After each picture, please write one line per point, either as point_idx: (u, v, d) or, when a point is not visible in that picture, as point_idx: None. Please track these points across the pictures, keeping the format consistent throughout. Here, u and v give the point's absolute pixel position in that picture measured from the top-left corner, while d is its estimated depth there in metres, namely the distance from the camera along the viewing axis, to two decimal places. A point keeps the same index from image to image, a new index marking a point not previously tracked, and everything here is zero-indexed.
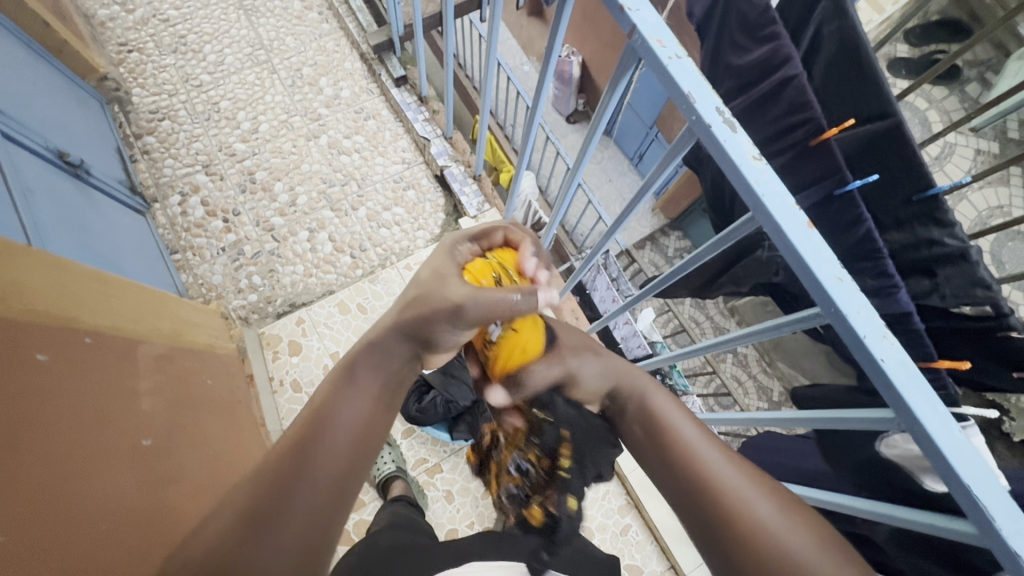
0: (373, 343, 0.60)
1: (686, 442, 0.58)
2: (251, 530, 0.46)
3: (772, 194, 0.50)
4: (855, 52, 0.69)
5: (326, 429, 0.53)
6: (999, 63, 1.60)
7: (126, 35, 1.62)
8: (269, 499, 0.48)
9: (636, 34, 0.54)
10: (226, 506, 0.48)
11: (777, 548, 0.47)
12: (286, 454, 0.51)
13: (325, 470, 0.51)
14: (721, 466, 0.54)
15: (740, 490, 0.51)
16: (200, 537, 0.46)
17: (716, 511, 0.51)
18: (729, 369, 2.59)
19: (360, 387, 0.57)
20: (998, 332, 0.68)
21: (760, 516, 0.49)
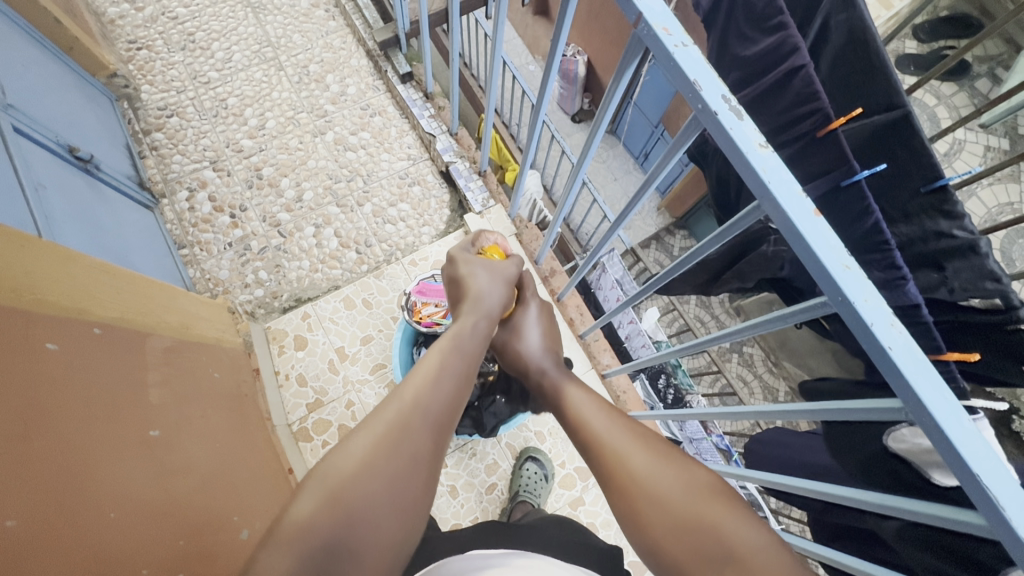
0: (467, 324, 0.70)
1: (580, 418, 0.66)
2: (387, 456, 0.51)
3: (779, 181, 0.50)
4: (862, 43, 0.69)
5: (442, 381, 0.59)
6: (1009, 59, 1.59)
7: (135, 33, 1.63)
8: (404, 432, 0.53)
9: (642, 23, 0.55)
10: (367, 428, 0.53)
11: (647, 487, 0.54)
12: (414, 397, 0.56)
13: (442, 418, 0.57)
14: (606, 430, 0.62)
15: (614, 444, 0.59)
16: (344, 455, 0.50)
17: (604, 465, 0.59)
18: (735, 368, 2.57)
19: (462, 352, 0.65)
20: (1007, 326, 0.67)
21: (634, 463, 0.56)
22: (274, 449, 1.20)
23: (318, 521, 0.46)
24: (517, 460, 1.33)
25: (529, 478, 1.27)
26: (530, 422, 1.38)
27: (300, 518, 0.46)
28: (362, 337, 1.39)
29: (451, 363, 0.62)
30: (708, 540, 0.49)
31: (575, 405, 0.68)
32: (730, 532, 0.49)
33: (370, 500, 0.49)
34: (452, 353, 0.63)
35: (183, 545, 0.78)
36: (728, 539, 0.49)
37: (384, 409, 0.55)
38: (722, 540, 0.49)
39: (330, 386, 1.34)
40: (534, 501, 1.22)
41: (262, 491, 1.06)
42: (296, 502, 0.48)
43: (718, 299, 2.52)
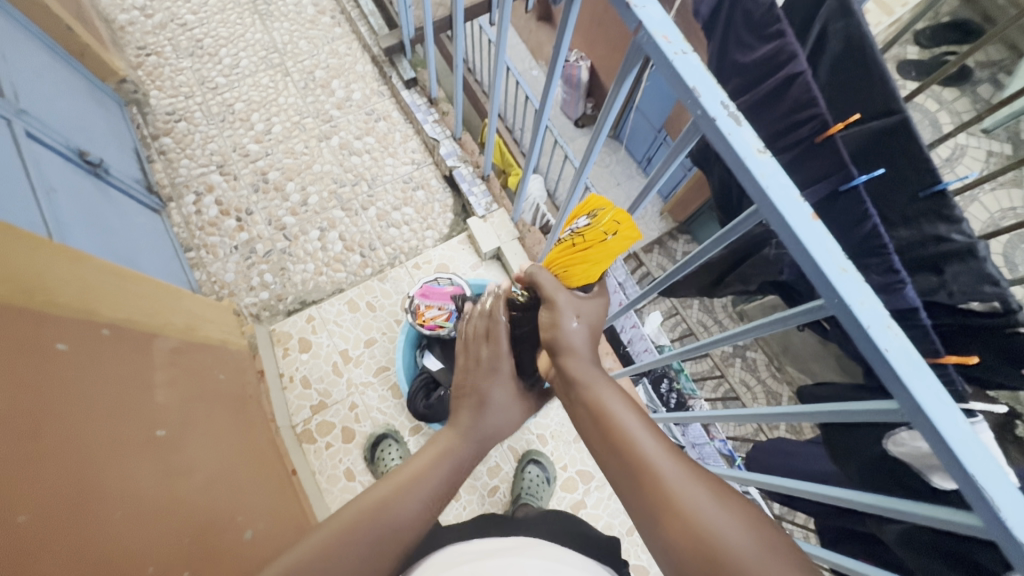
0: (472, 431, 0.69)
1: (623, 428, 0.58)
2: (350, 547, 0.55)
3: (777, 186, 0.51)
4: (858, 50, 0.70)
5: (430, 482, 0.62)
6: (1011, 64, 1.59)
7: (144, 39, 1.66)
8: (374, 527, 0.57)
9: (642, 31, 0.56)
10: (340, 519, 0.57)
11: (706, 531, 0.48)
12: (396, 496, 0.59)
13: (417, 520, 0.60)
14: (656, 454, 0.55)
15: (668, 475, 0.53)
16: (313, 542, 0.55)
17: (655, 500, 0.52)
18: (738, 373, 2.56)
19: (458, 458, 0.66)
20: (1007, 329, 0.67)
21: (693, 501, 0.50)
22: (278, 451, 1.21)
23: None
24: (519, 463, 1.34)
25: (531, 481, 1.27)
26: (532, 424, 1.38)
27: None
28: (365, 339, 1.40)
29: (447, 459, 0.65)
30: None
31: (619, 420, 0.60)
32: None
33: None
34: (451, 452, 0.66)
35: (188, 543, 0.79)
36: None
37: (365, 498, 0.59)
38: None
39: (333, 388, 1.35)
40: (535, 501, 1.22)
41: (266, 491, 1.07)
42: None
43: (721, 303, 2.52)
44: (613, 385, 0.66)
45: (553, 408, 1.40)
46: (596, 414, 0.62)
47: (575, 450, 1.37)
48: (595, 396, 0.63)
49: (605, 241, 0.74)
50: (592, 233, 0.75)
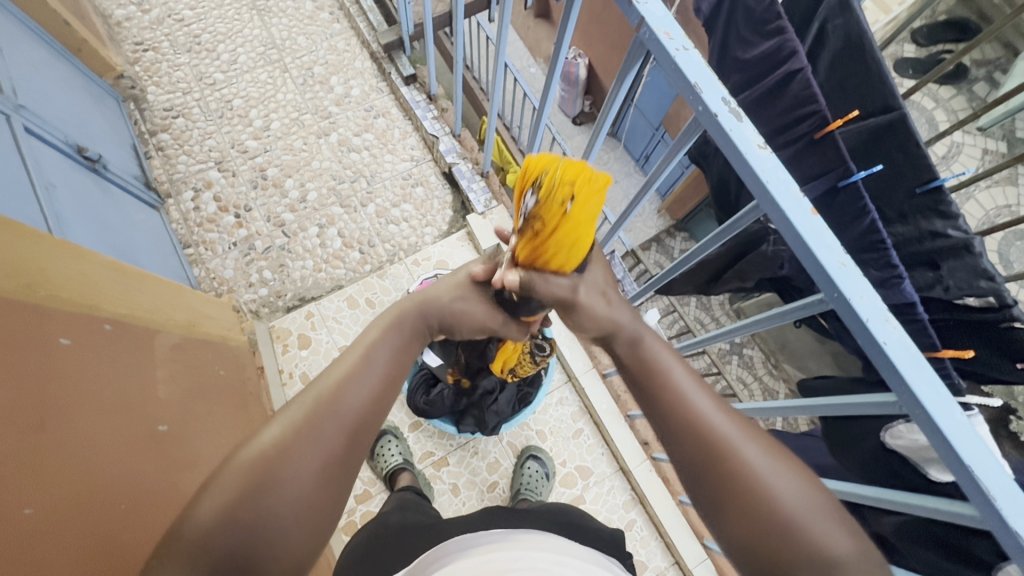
0: (399, 318, 0.64)
1: (678, 386, 0.58)
2: (298, 449, 0.51)
3: (777, 182, 0.51)
4: (857, 47, 0.70)
5: (363, 376, 0.58)
6: (1007, 63, 1.60)
7: (141, 34, 1.65)
8: (318, 429, 0.53)
9: (644, 28, 0.56)
10: (277, 424, 0.53)
11: (760, 485, 0.51)
12: (332, 393, 0.55)
13: (361, 413, 0.56)
14: (711, 410, 0.55)
15: (724, 431, 0.54)
16: (253, 447, 0.50)
17: (711, 457, 0.53)
18: (735, 370, 2.49)
19: (392, 344, 0.62)
20: (1001, 323, 0.69)
21: (746, 458, 0.52)
22: None
23: (220, 525, 0.47)
24: (518, 459, 1.34)
25: (530, 476, 1.28)
26: (532, 421, 1.39)
27: (200, 524, 0.46)
28: None
29: (380, 349, 0.61)
30: (801, 554, 0.47)
31: (669, 372, 0.59)
32: (830, 544, 0.47)
33: (285, 494, 0.49)
34: (383, 341, 0.62)
35: None
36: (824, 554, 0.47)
37: (297, 404, 0.54)
38: (824, 551, 0.47)
39: None
40: (534, 497, 1.24)
41: None
42: (202, 497, 0.48)
43: (718, 300, 2.53)
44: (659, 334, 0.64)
45: (552, 404, 1.40)
46: (645, 371, 0.60)
47: (575, 445, 1.38)
48: (643, 354, 0.61)
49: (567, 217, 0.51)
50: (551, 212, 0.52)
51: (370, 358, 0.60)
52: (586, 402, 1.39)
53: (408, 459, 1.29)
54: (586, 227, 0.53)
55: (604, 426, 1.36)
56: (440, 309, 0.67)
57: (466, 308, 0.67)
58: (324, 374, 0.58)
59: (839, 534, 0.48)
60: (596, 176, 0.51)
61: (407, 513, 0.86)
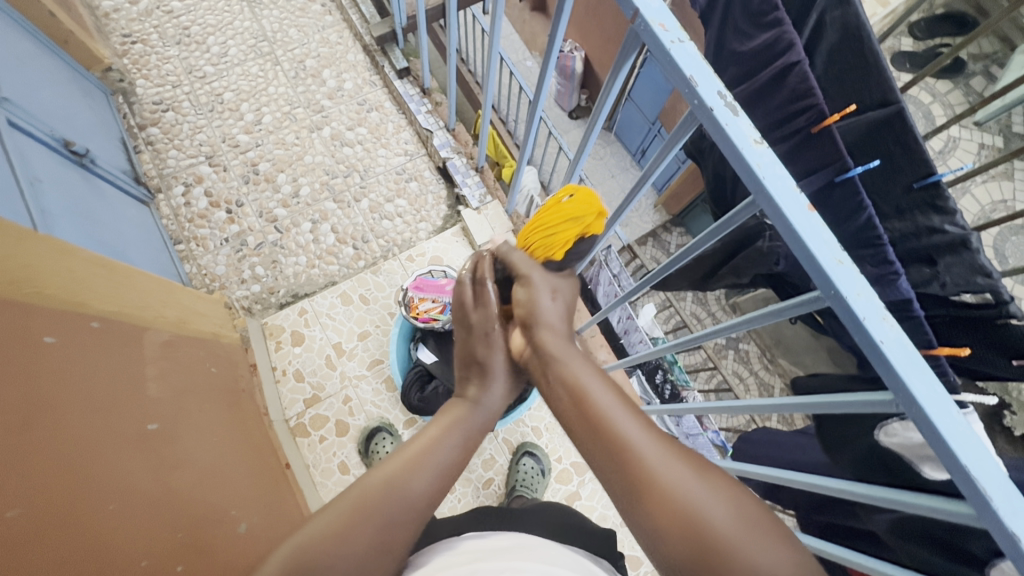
0: (467, 414, 0.66)
1: (601, 408, 0.58)
2: (360, 532, 0.52)
3: (773, 177, 0.51)
4: (856, 39, 0.69)
5: (432, 463, 0.59)
6: (1003, 57, 1.60)
7: (129, 26, 1.62)
8: (381, 511, 0.54)
9: (639, 19, 0.55)
10: (342, 504, 0.54)
11: (684, 509, 0.49)
12: (399, 478, 0.56)
13: (424, 502, 0.57)
14: (635, 431, 0.55)
15: (646, 454, 0.53)
16: (321, 524, 0.52)
17: (633, 481, 0.52)
18: (730, 365, 2.57)
19: (461, 436, 0.64)
20: (998, 320, 0.67)
21: (669, 481, 0.51)
22: (272, 445, 1.21)
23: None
24: (514, 455, 1.34)
25: (526, 473, 1.28)
26: (527, 417, 1.38)
27: None
28: (359, 332, 1.39)
29: (450, 436, 0.63)
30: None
31: (595, 400, 0.59)
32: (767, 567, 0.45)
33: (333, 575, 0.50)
34: (452, 429, 0.64)
35: (182, 538, 0.79)
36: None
37: (365, 481, 0.56)
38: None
39: (327, 381, 1.34)
40: (529, 493, 1.23)
41: (260, 485, 1.07)
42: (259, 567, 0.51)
43: (714, 295, 2.53)
44: (590, 362, 0.65)
45: None
46: (573, 400, 0.60)
47: (570, 442, 1.37)
48: (574, 384, 0.61)
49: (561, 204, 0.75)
50: (549, 205, 0.76)
51: (438, 443, 0.61)
52: None
53: None
54: (567, 224, 0.74)
55: None
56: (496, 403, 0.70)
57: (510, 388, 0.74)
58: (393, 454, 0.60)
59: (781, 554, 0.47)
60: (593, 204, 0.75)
61: None
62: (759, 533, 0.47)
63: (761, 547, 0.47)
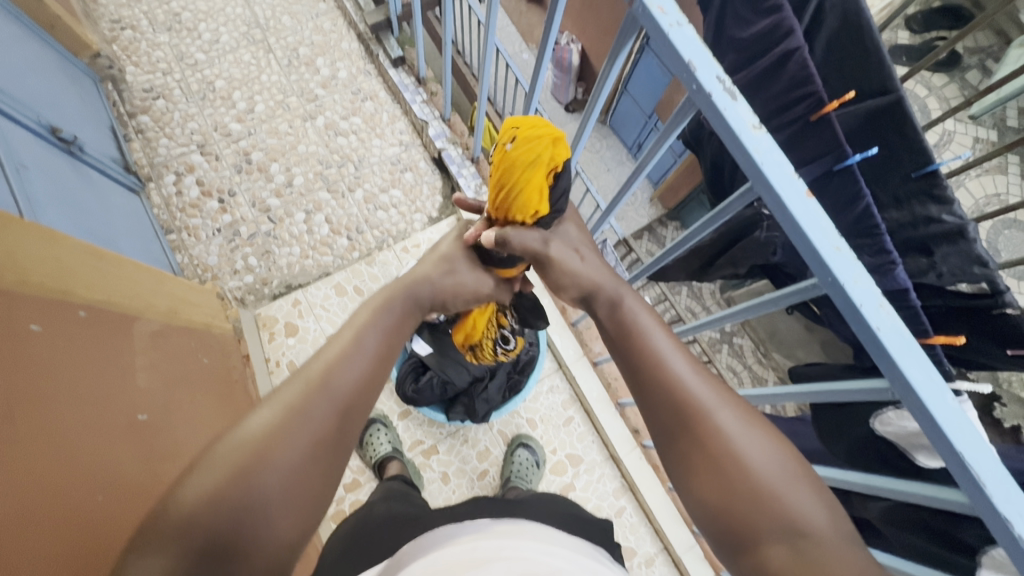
0: (388, 301, 0.65)
1: (654, 351, 0.60)
2: (292, 434, 0.49)
3: (772, 163, 0.50)
4: (857, 27, 0.67)
5: (353, 360, 0.57)
6: (999, 51, 1.61)
7: (119, 12, 1.59)
8: (309, 411, 0.51)
9: (638, 2, 0.54)
10: (268, 408, 0.51)
11: (730, 451, 0.52)
12: (321, 377, 0.54)
13: (354, 395, 0.55)
14: (687, 374, 0.57)
15: (698, 394, 0.56)
16: (245, 430, 0.49)
17: (684, 419, 0.55)
18: (724, 360, 2.51)
19: (382, 327, 0.62)
20: (994, 310, 0.68)
21: (719, 420, 0.54)
22: None
23: (204, 508, 0.44)
24: (509, 446, 1.34)
25: (520, 464, 1.28)
26: (522, 409, 1.38)
27: (183, 506, 0.44)
28: None
29: (369, 330, 0.61)
30: (771, 518, 0.48)
31: (646, 333, 0.62)
32: (797, 504, 0.48)
33: (274, 478, 0.47)
34: (372, 321, 0.62)
35: None
36: (793, 514, 0.48)
37: (287, 389, 0.53)
38: (796, 514, 0.48)
39: None
40: (525, 484, 1.22)
41: None
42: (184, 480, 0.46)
43: (709, 288, 2.52)
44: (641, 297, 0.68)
45: (542, 392, 1.40)
46: (624, 332, 0.64)
47: (565, 433, 1.37)
48: (622, 315, 0.65)
49: (508, 152, 0.60)
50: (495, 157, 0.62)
51: (358, 342, 0.59)
52: (576, 389, 1.40)
53: (397, 447, 1.28)
54: (525, 171, 0.60)
55: (594, 413, 1.36)
56: (431, 285, 0.69)
57: (457, 282, 0.72)
58: (311, 361, 0.57)
59: (806, 493, 0.49)
60: (540, 126, 0.59)
61: (395, 503, 0.86)
62: (794, 474, 0.51)
63: (797, 488, 0.50)
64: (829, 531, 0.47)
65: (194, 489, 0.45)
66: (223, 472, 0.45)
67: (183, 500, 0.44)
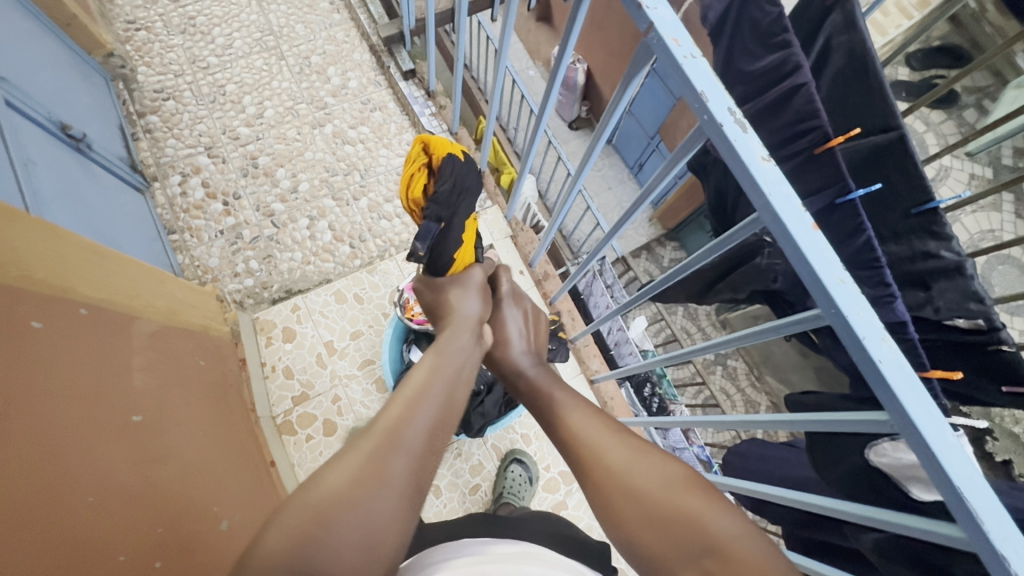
0: (441, 353, 0.68)
1: (558, 408, 0.69)
2: (370, 488, 0.50)
3: (779, 195, 0.51)
4: (863, 66, 0.68)
5: (422, 408, 0.59)
6: (996, 91, 1.62)
7: (134, 13, 1.61)
8: (386, 459, 0.52)
9: (653, 33, 0.55)
10: (345, 459, 0.52)
11: (621, 479, 0.56)
12: (392, 426, 0.55)
13: (424, 447, 0.56)
14: (584, 425, 0.64)
15: (591, 440, 0.62)
16: (324, 482, 0.49)
17: (580, 458, 0.61)
18: (718, 381, 2.58)
19: (448, 373, 0.66)
20: (989, 347, 0.68)
21: (610, 458, 0.58)
22: (257, 442, 1.19)
23: (286, 556, 0.44)
24: (502, 462, 1.33)
25: (513, 480, 1.27)
26: (517, 424, 1.38)
27: (269, 552, 0.44)
28: (352, 331, 1.38)
29: (435, 380, 0.63)
30: (673, 535, 0.51)
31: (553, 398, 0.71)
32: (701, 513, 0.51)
33: (357, 529, 0.47)
34: (435, 373, 0.64)
35: (161, 534, 0.76)
36: (706, 530, 0.50)
37: (362, 439, 0.54)
38: (700, 530, 0.50)
39: (317, 379, 1.33)
40: (517, 500, 1.21)
41: (244, 483, 1.05)
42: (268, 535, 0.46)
43: (705, 310, 2.54)
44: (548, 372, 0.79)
45: None
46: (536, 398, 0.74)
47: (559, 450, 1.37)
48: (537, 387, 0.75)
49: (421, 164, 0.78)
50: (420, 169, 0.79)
51: (425, 389, 0.61)
52: None
53: None
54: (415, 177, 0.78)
55: None
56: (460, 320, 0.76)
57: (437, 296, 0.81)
58: (382, 410, 0.58)
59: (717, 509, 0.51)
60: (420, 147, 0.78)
61: None
62: (694, 492, 0.53)
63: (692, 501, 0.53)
64: (729, 538, 0.49)
65: (279, 533, 0.46)
66: (311, 515, 0.46)
67: (270, 543, 0.45)
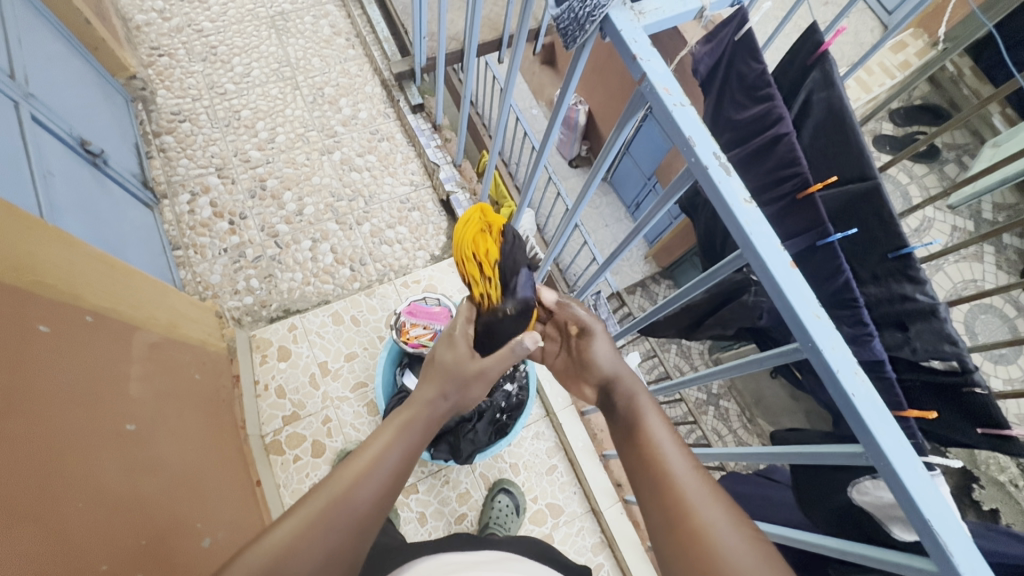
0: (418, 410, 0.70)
1: (652, 440, 0.63)
2: (304, 548, 0.54)
3: (759, 234, 0.55)
4: (841, 119, 0.72)
5: (385, 467, 0.62)
6: (974, 149, 1.72)
7: (159, 40, 1.70)
8: (330, 519, 0.56)
9: (646, 82, 0.61)
10: (290, 517, 0.55)
11: (717, 551, 0.52)
12: (345, 489, 0.58)
13: (373, 509, 0.59)
14: (681, 469, 0.59)
15: (690, 490, 0.56)
16: (270, 538, 0.53)
17: (671, 516, 0.56)
18: (710, 421, 2.51)
19: (407, 440, 0.66)
20: (964, 387, 0.69)
21: (705, 519, 0.54)
22: (245, 460, 1.19)
23: None
24: (489, 491, 1.32)
25: (500, 510, 1.26)
26: (506, 453, 1.37)
27: None
28: (346, 353, 1.39)
29: (405, 440, 0.66)
30: None
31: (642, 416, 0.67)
32: None
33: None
34: (406, 429, 0.67)
35: (145, 545, 0.76)
36: None
37: (313, 495, 0.57)
38: None
39: (308, 400, 1.33)
40: (502, 530, 1.21)
41: (228, 502, 1.04)
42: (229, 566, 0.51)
43: (698, 348, 2.58)
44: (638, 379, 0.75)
45: (528, 437, 1.40)
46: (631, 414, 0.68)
47: (547, 482, 1.36)
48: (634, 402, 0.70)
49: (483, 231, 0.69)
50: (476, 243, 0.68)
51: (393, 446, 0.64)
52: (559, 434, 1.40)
53: None
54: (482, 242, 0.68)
55: (578, 463, 1.35)
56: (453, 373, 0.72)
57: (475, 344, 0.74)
58: (344, 463, 0.61)
59: None
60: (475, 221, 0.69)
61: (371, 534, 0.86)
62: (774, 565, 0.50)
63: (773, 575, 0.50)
64: None
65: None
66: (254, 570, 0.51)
67: None
